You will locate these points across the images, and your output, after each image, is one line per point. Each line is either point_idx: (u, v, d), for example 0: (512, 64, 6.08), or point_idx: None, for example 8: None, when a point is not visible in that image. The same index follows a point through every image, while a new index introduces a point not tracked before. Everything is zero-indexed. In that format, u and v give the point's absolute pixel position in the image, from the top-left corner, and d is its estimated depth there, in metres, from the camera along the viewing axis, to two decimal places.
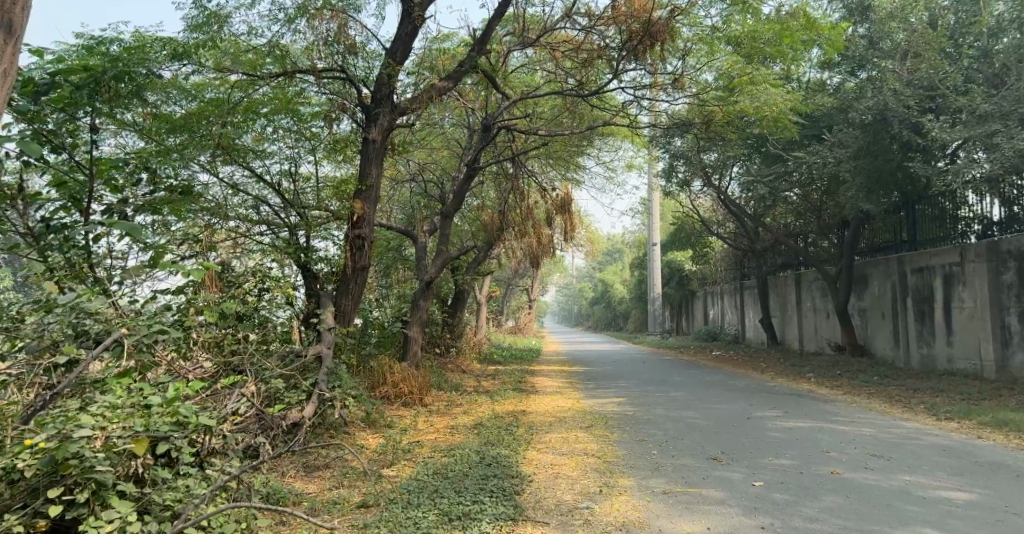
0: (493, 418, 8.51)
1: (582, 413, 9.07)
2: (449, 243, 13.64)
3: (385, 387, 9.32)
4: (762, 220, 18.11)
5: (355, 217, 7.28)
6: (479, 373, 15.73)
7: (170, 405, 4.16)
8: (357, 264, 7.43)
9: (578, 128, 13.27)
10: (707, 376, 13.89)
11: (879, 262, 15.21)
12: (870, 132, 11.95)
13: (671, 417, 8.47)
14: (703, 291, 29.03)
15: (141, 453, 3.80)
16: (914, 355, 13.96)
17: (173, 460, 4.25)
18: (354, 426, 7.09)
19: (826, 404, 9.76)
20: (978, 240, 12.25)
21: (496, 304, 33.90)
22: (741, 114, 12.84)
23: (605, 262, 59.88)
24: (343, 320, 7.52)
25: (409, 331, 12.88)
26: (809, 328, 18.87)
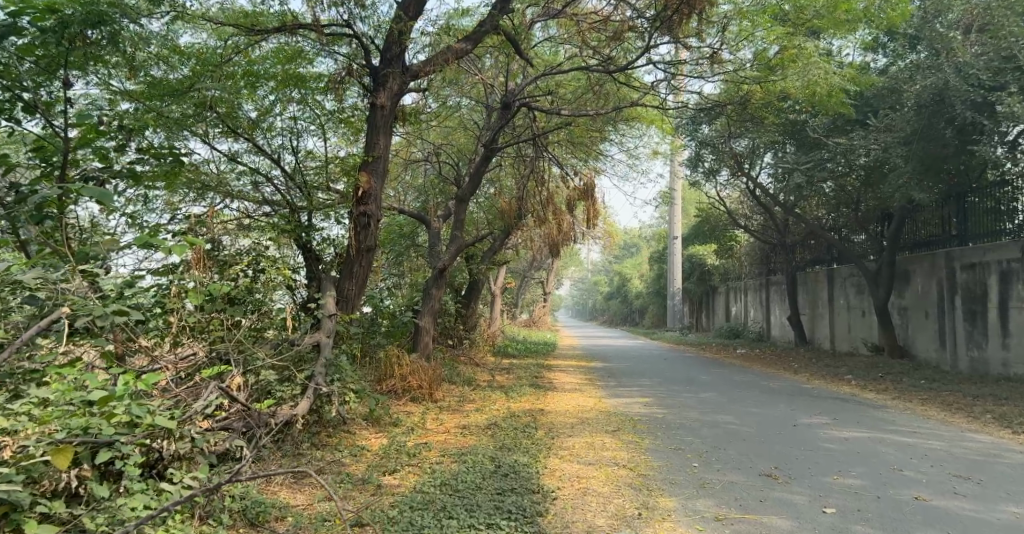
0: (510, 418, 7.75)
1: (608, 415, 8.30)
2: (464, 229, 12.89)
3: (392, 381, 8.58)
4: (796, 211, 17.04)
5: (360, 192, 6.50)
6: (494, 367, 14.99)
7: (108, 406, 3.54)
8: (364, 245, 6.67)
9: (604, 109, 12.47)
10: (737, 376, 13.06)
11: (925, 258, 14.32)
12: (926, 114, 11.51)
13: (707, 422, 7.70)
14: (724, 287, 28.09)
15: (63, 467, 3.18)
16: (962, 358, 13.08)
17: (115, 472, 3.64)
18: (355, 425, 6.36)
19: (874, 413, 8.95)
20: None
21: (510, 296, 33.13)
22: (780, 93, 12.17)
23: (621, 256, 58.89)
24: (347, 307, 6.78)
25: (421, 321, 12.14)
26: (841, 327, 17.95)
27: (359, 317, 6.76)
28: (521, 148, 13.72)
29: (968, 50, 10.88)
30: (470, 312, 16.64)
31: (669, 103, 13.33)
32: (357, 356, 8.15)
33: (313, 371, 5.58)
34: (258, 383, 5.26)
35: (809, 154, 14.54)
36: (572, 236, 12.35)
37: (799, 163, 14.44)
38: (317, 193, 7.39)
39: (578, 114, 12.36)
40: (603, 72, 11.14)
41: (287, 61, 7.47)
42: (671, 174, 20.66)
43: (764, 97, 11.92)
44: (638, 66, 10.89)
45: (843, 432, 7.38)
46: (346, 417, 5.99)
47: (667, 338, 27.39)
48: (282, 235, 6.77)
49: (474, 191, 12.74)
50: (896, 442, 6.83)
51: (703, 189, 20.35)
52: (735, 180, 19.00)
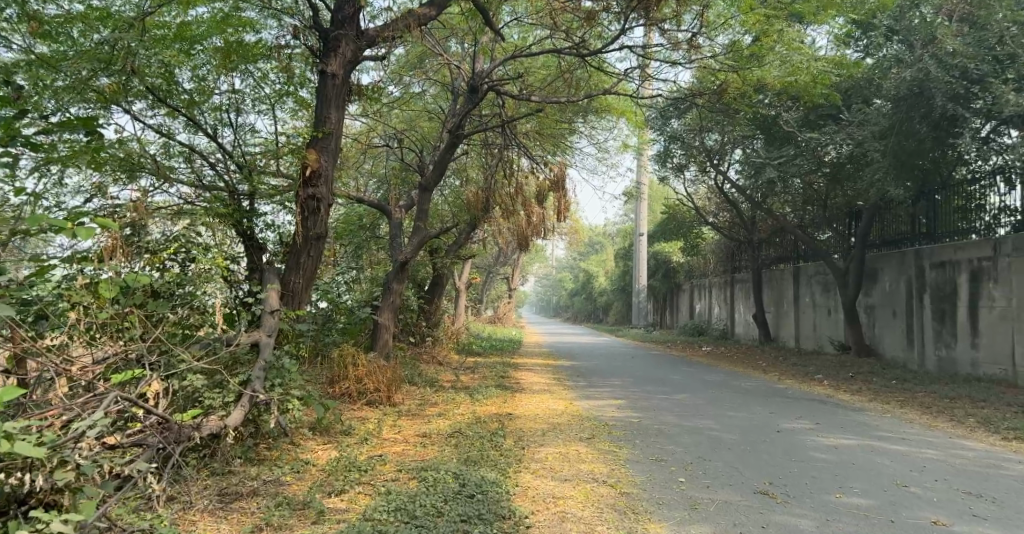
0: (475, 424, 7.10)
1: (579, 420, 7.71)
2: (427, 220, 12.19)
3: (347, 383, 7.87)
4: (765, 207, 16.59)
5: (309, 171, 5.79)
6: (458, 366, 14.31)
7: None
8: (313, 231, 5.96)
9: (574, 96, 11.89)
10: (709, 375, 12.63)
11: (893, 256, 14.02)
12: (905, 106, 11.14)
13: (686, 428, 7.17)
14: (690, 285, 27.81)
15: None
16: (930, 357, 12.82)
17: None
18: (302, 435, 5.66)
19: (856, 416, 8.53)
20: (1011, 233, 11.14)
21: (475, 292, 32.39)
22: (756, 85, 11.74)
23: (586, 254, 58.53)
24: (292, 302, 6.04)
25: (380, 318, 11.46)
26: (807, 324, 17.69)
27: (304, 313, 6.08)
28: (487, 136, 13.09)
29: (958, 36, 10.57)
30: (433, 308, 15.94)
31: (641, 92, 12.81)
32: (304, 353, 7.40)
33: (250, 373, 4.86)
34: (183, 389, 4.53)
35: (780, 149, 14.11)
36: (541, 229, 11.74)
37: (771, 158, 13.97)
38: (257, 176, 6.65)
39: (547, 100, 11.77)
40: (575, 56, 10.58)
41: (229, 29, 6.76)
42: (639, 168, 20.18)
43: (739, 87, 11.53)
44: (611, 50, 10.36)
45: (831, 439, 6.92)
46: (288, 426, 5.28)
47: (634, 335, 27.01)
48: (217, 221, 5.98)
49: (437, 180, 12.08)
50: (889, 452, 6.36)
51: (671, 185, 19.98)
52: (704, 176, 18.65)
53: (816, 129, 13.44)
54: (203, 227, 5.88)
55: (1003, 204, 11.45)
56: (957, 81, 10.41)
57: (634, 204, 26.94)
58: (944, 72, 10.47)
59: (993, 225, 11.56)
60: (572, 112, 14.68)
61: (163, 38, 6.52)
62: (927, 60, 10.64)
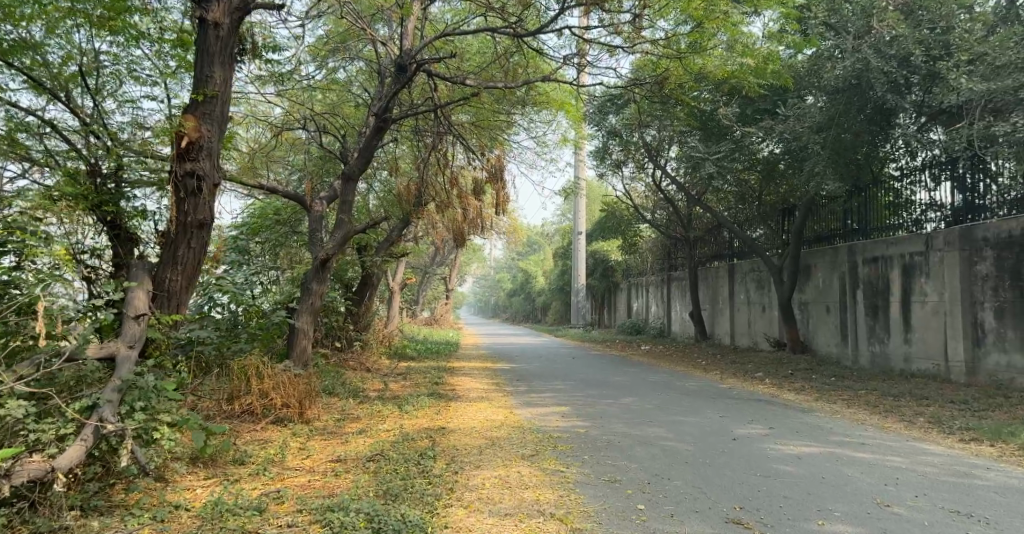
0: (400, 443, 6.29)
1: (519, 434, 6.85)
2: (351, 213, 11.12)
3: (248, 399, 7.09)
4: (702, 202, 15.46)
5: (187, 140, 4.91)
6: (386, 372, 13.26)
7: None
8: (193, 216, 5.09)
9: (510, 82, 11.09)
10: (654, 375, 12.01)
11: (826, 251, 12.49)
12: (842, 98, 9.91)
13: (635, 437, 6.34)
14: (627, 284, 27.29)
15: None
16: (862, 352, 11.37)
17: None
18: (181, 477, 4.69)
19: (808, 412, 7.52)
20: (946, 227, 9.86)
21: (411, 293, 31.20)
22: (696, 75, 11.10)
23: (524, 254, 57.84)
24: (167, 304, 5.15)
25: (297, 322, 10.52)
26: (742, 322, 16.49)
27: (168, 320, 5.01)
28: (418, 123, 12.12)
29: (902, 18, 9.40)
30: (361, 311, 14.88)
31: (579, 80, 12.06)
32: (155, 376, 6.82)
33: (99, 394, 4.06)
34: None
35: (719, 143, 13.39)
36: (478, 223, 10.93)
37: (710, 153, 13.15)
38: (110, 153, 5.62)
39: (482, 85, 10.96)
40: (511, 35, 9.76)
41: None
42: (576, 165, 19.50)
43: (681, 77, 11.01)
44: (551, 31, 9.64)
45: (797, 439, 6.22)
46: (154, 460, 4.33)
47: (572, 335, 26.42)
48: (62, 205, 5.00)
49: (362, 169, 11.13)
50: (854, 461, 5.38)
51: (609, 183, 19.42)
52: (642, 173, 18.15)
53: (753, 124, 12.67)
54: (44, 214, 4.90)
55: (931, 200, 10.29)
56: (895, 69, 9.33)
57: (572, 203, 26.39)
58: (882, 59, 9.36)
59: (921, 219, 10.33)
60: (507, 100, 13.80)
61: (24, 13, 5.99)
62: (866, 48, 9.45)
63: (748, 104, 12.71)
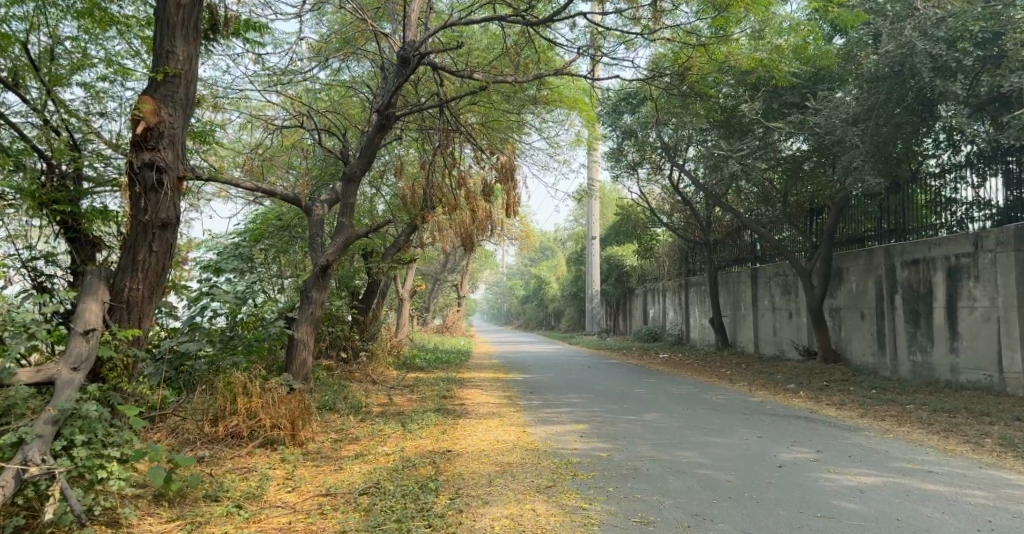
0: (397, 472, 5.71)
1: (533, 458, 6.14)
2: (352, 217, 10.45)
3: (234, 420, 6.68)
4: (725, 204, 14.48)
5: (146, 126, 4.39)
6: (393, 384, 12.60)
7: None
8: (154, 214, 4.54)
9: (520, 76, 10.41)
10: (677, 387, 11.26)
11: (858, 254, 11.68)
12: (884, 86, 9.09)
13: (666, 464, 5.60)
14: (643, 289, 26.44)
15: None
16: (903, 362, 10.54)
17: None
18: (142, 524, 4.16)
19: (856, 432, 6.74)
20: (995, 226, 9.07)
21: (422, 300, 30.53)
22: (719, 66, 10.38)
23: (537, 260, 56.98)
24: (127, 317, 4.60)
25: (295, 333, 9.88)
26: (766, 328, 15.65)
27: (124, 338, 4.42)
28: (424, 121, 11.45)
29: None
30: (367, 320, 14.24)
31: (594, 74, 11.33)
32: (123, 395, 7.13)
33: (29, 427, 3.67)
34: None
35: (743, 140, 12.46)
36: (486, 224, 10.15)
37: (734, 150, 12.19)
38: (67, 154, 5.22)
39: (490, 80, 10.30)
40: (520, 24, 9.04)
41: None
42: (589, 166, 18.82)
43: (703, 69, 10.28)
44: (563, 20, 8.94)
45: (853, 464, 5.42)
46: (96, 505, 3.84)
47: (587, 342, 25.65)
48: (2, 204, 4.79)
49: (365, 170, 10.53)
50: (929, 497, 4.60)
51: (624, 186, 18.70)
52: (658, 174, 17.40)
53: (781, 119, 11.71)
54: None
55: (975, 197, 9.53)
56: (945, 52, 8.45)
57: (586, 206, 25.63)
58: (929, 41, 8.52)
59: (965, 219, 9.56)
60: (517, 97, 13.09)
61: None
62: (910, 29, 8.61)
63: (773, 96, 11.72)
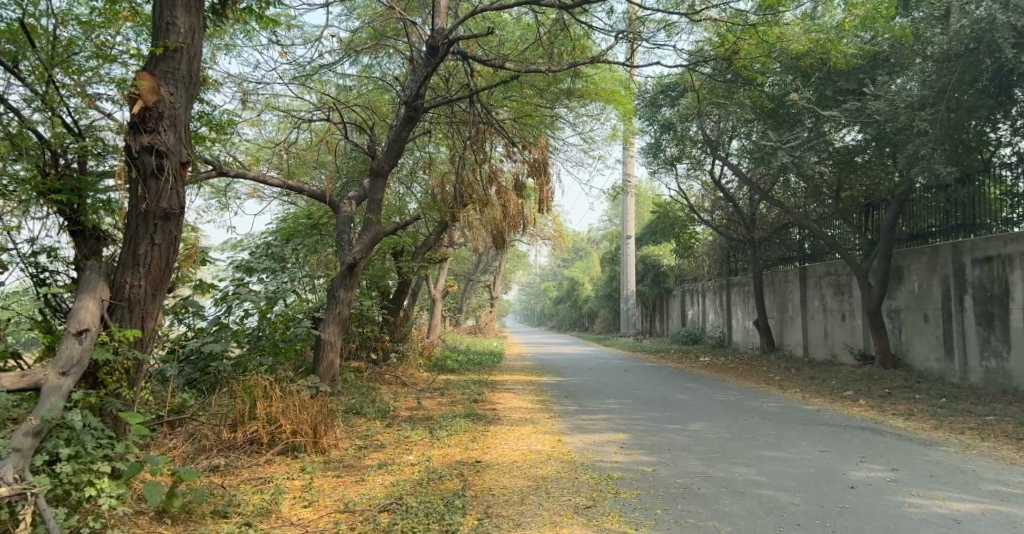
0: (422, 486, 5.27)
1: (571, 471, 5.66)
2: (380, 213, 10.04)
3: (253, 426, 6.30)
4: (772, 198, 13.86)
5: (145, 105, 4.07)
6: (424, 387, 12.20)
7: None
8: (155, 203, 4.19)
9: (555, 66, 9.91)
10: (722, 392, 10.65)
11: (922, 251, 10.97)
12: (956, 68, 8.44)
13: (720, 482, 5.08)
14: (681, 290, 25.68)
15: None
16: (974, 368, 9.79)
17: None
18: None
19: (930, 447, 6.13)
20: None
21: (454, 301, 30.17)
22: (768, 50, 9.74)
23: (570, 261, 56.35)
24: (129, 317, 4.24)
25: (323, 334, 9.52)
26: (816, 331, 14.91)
27: (124, 338, 4.06)
28: (455, 114, 11.02)
29: None
30: (397, 320, 13.91)
31: (632, 62, 10.79)
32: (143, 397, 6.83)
33: (6, 440, 3.41)
34: None
35: (792, 131, 11.95)
36: (519, 220, 9.70)
37: (782, 142, 11.78)
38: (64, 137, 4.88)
39: (522, 70, 9.85)
40: (557, 8, 8.54)
41: None
42: (625, 162, 18.22)
43: (751, 54, 9.66)
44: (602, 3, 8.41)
45: (938, 485, 4.85)
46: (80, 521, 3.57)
47: (623, 344, 24.99)
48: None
49: (393, 165, 10.16)
50: None
51: (661, 182, 18.07)
52: (699, 169, 16.74)
53: (836, 107, 11.10)
54: None
55: None
56: None
57: (621, 204, 24.96)
58: (1012, 14, 7.76)
59: None
60: (550, 90, 12.60)
61: None
62: (989, 4, 7.92)
63: (826, 83, 11.18)
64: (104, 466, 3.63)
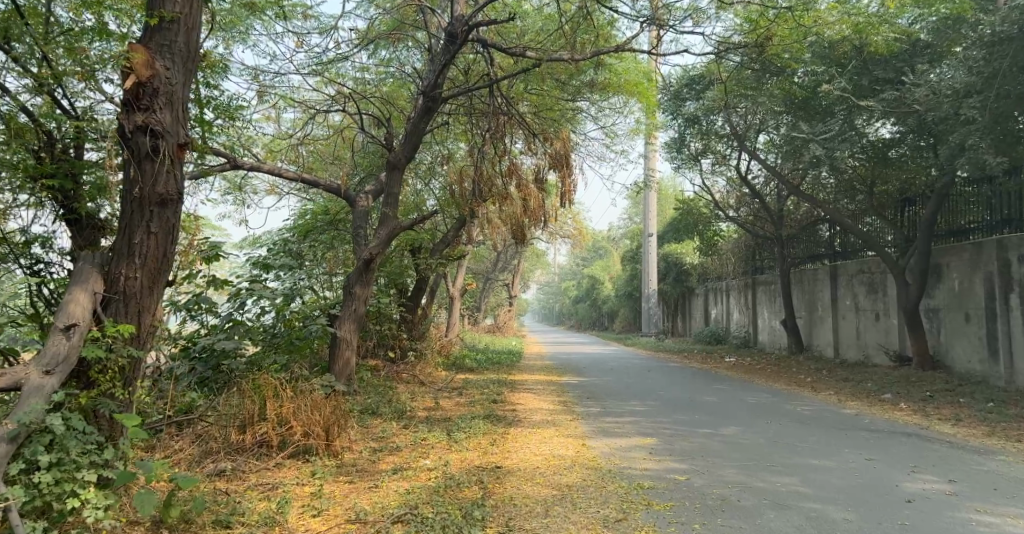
0: (439, 494, 4.93)
1: (597, 479, 5.30)
2: (396, 207, 9.72)
3: (263, 427, 6.01)
4: (802, 193, 13.40)
5: (137, 80, 3.88)
6: (443, 386, 11.86)
7: None
8: (151, 188, 3.99)
9: (578, 54, 9.53)
10: (752, 394, 10.22)
11: (963, 248, 10.48)
12: (1010, 51, 7.96)
13: (762, 493, 4.70)
14: (704, 288, 25.15)
15: None
16: (1022, 371, 9.27)
17: None
18: None
19: (987, 457, 5.70)
20: None
21: (473, 299, 29.83)
22: (803, 34, 9.28)
23: (590, 260, 55.83)
24: (124, 311, 4.00)
25: (338, 331, 9.22)
26: (848, 331, 14.39)
27: (117, 333, 3.79)
28: (475, 105, 10.67)
29: None
30: (415, 318, 13.61)
31: (657, 51, 10.37)
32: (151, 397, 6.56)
33: None
34: None
35: (824, 122, 11.51)
36: (541, 214, 9.33)
37: (815, 134, 11.34)
38: (53, 117, 4.66)
39: (544, 58, 9.48)
40: None
41: None
42: (647, 157, 17.78)
43: (783, 39, 9.21)
44: None
45: (1004, 501, 4.45)
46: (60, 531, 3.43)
47: (644, 344, 24.52)
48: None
49: (411, 157, 9.83)
50: None
51: (684, 177, 17.60)
52: (724, 164, 16.27)
53: (873, 97, 10.55)
54: None
55: None
56: None
57: (642, 201, 24.46)
58: None
59: None
60: (572, 82, 12.21)
61: None
62: None
63: (864, 72, 10.58)
64: (89, 476, 3.46)
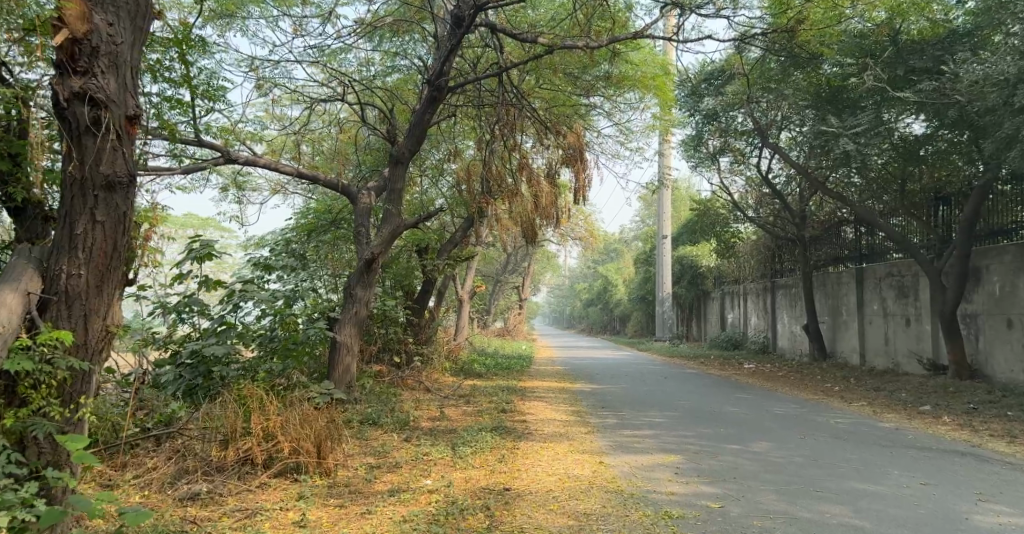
0: (437, 525, 4.31)
1: (618, 506, 4.68)
2: (399, 203, 9.12)
3: (247, 443, 5.42)
4: (828, 191, 12.74)
5: (68, 36, 3.46)
6: (449, 393, 11.26)
7: None
8: (95, 168, 3.56)
9: (592, 41, 8.92)
10: (779, 405, 9.56)
11: (1007, 250, 9.80)
12: None
13: (812, 527, 4.07)
14: (720, 292, 24.44)
15: None
16: None
17: None
18: None
19: None
20: None
21: (483, 302, 29.25)
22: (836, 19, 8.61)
23: (602, 262, 55.07)
24: (67, 315, 3.60)
25: (338, 335, 8.62)
26: (876, 337, 13.69)
27: (51, 342, 3.42)
28: (483, 97, 10.08)
29: None
30: (422, 321, 13.04)
31: (676, 38, 9.73)
32: (129, 408, 5.98)
33: None
34: None
35: (854, 115, 10.89)
36: (553, 211, 8.72)
37: (845, 128, 10.70)
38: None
39: (556, 45, 8.87)
40: None
41: None
42: (662, 155, 17.16)
43: (813, 24, 8.56)
44: None
45: None
46: None
47: (658, 349, 23.83)
48: None
49: (415, 150, 9.25)
50: None
51: (700, 176, 16.98)
52: (743, 163, 15.64)
53: (908, 87, 9.97)
54: None
55: None
56: None
57: (657, 202, 23.79)
58: None
59: None
60: (584, 75, 11.61)
61: None
62: None
63: (897, 62, 10.00)
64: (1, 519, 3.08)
